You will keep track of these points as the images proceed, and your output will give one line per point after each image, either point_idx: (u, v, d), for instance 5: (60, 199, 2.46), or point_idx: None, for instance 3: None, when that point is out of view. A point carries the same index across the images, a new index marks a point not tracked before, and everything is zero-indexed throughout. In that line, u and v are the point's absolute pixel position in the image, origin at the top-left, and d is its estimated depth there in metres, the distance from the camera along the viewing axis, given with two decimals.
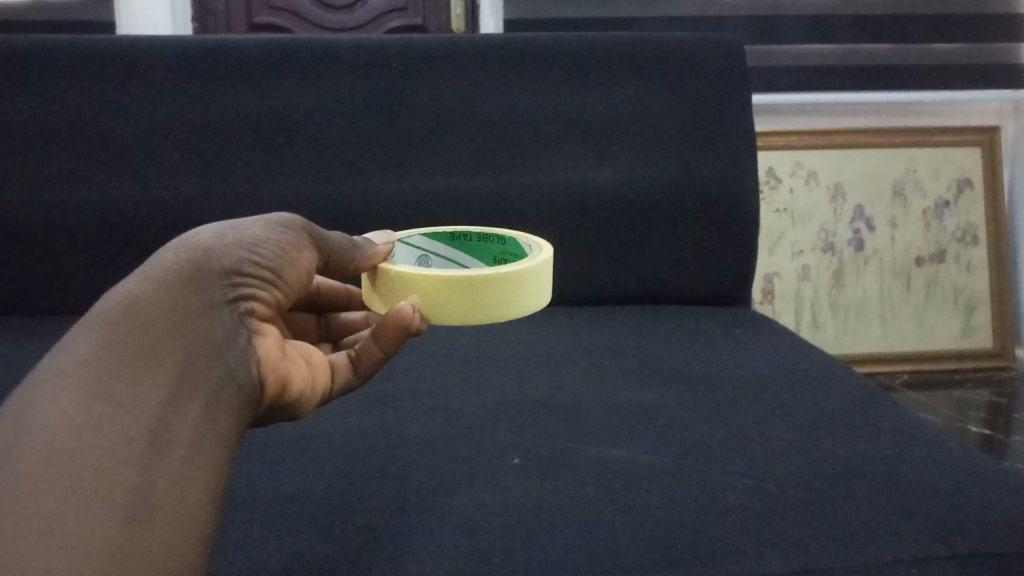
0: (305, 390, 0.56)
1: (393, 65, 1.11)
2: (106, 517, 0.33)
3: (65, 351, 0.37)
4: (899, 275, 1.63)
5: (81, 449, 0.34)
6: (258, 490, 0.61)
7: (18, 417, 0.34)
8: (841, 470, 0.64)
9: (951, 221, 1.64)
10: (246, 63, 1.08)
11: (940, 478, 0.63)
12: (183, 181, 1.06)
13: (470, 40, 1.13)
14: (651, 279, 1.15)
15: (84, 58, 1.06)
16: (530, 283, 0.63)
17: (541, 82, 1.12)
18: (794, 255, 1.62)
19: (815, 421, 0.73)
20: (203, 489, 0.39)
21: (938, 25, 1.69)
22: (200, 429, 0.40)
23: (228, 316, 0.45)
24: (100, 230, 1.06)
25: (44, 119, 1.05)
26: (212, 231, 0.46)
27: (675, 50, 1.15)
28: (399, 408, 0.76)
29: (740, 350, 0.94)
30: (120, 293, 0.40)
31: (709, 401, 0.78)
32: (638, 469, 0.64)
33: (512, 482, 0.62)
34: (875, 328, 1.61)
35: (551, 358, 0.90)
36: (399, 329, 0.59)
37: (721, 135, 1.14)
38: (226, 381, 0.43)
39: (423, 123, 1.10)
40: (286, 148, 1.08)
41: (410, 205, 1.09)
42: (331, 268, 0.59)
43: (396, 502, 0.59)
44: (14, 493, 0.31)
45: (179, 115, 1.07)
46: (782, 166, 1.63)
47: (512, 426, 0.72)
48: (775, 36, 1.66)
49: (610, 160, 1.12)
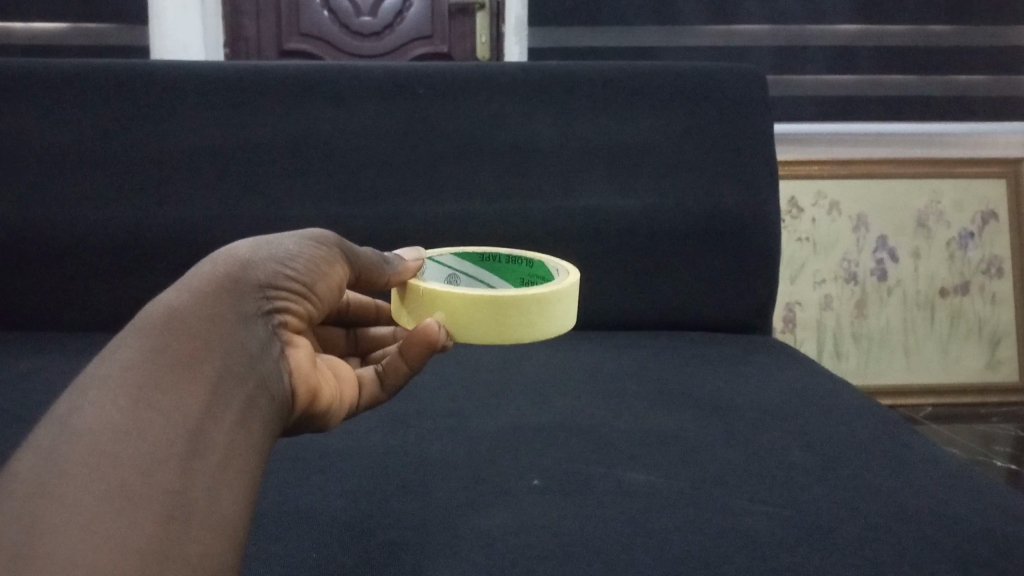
0: (334, 402, 0.57)
1: (419, 91, 1.13)
2: (149, 515, 0.34)
3: (108, 358, 0.39)
4: (923, 306, 1.62)
5: (124, 451, 0.35)
6: (281, 504, 0.61)
7: (62, 420, 0.35)
8: (860, 498, 0.64)
9: (975, 252, 1.63)
10: (277, 88, 1.11)
11: (964, 510, 0.62)
12: (212, 200, 1.09)
13: (495, 67, 1.15)
14: (672, 305, 1.15)
15: (121, 80, 1.09)
16: (557, 306, 0.64)
17: (566, 109, 1.14)
18: (816, 284, 1.62)
19: (837, 449, 0.73)
20: (236, 494, 0.40)
21: (961, 56, 1.69)
22: (235, 435, 0.41)
23: (262, 328, 0.47)
24: (130, 248, 1.08)
25: (80, 140, 1.08)
26: (248, 246, 0.48)
27: (698, 80, 1.16)
28: (420, 427, 0.77)
29: (761, 377, 0.94)
30: (161, 304, 0.42)
31: (731, 426, 0.78)
32: (657, 493, 0.64)
33: (532, 503, 0.62)
34: (898, 359, 1.60)
35: (573, 381, 0.90)
36: (425, 345, 0.60)
37: (743, 164, 1.15)
38: (259, 390, 0.45)
39: (448, 147, 1.12)
40: (313, 170, 1.10)
41: (435, 228, 1.11)
42: (361, 283, 0.60)
43: (415, 519, 0.60)
44: (60, 492, 0.32)
45: (210, 136, 1.09)
46: (805, 196, 1.63)
47: (534, 447, 0.72)
48: (797, 66, 1.68)
49: (632, 186, 1.13)
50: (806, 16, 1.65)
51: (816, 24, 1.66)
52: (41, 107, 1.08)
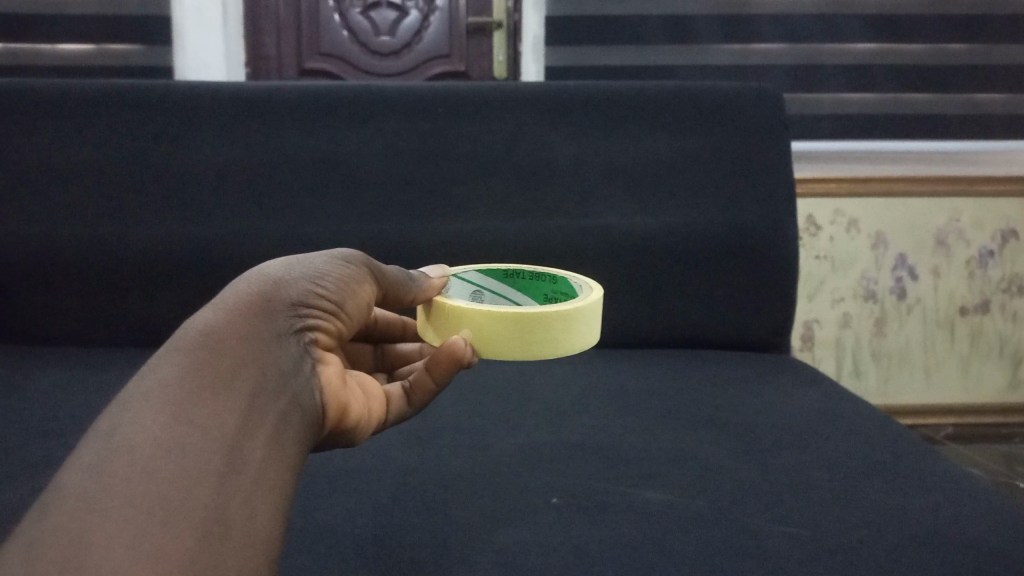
0: (362, 417, 0.58)
1: (437, 111, 1.14)
2: (189, 529, 0.35)
3: (147, 375, 0.40)
4: (943, 325, 1.61)
5: (166, 466, 0.36)
6: (307, 522, 0.62)
7: (106, 435, 0.36)
8: (880, 517, 0.63)
9: (996, 270, 1.60)
10: (299, 108, 1.12)
11: (986, 531, 0.62)
12: (233, 218, 1.10)
13: (514, 86, 1.16)
14: (691, 322, 1.15)
15: (148, 100, 1.11)
16: (581, 323, 0.65)
17: (584, 128, 1.15)
18: (834, 302, 1.61)
19: (858, 470, 0.72)
20: (270, 510, 0.41)
21: (982, 74, 1.69)
22: (269, 452, 0.42)
23: (293, 346, 0.48)
24: (155, 266, 1.09)
25: (109, 158, 1.10)
26: (281, 266, 0.50)
27: (714, 99, 1.17)
28: (439, 445, 0.77)
29: (780, 396, 0.93)
30: (198, 321, 0.43)
31: (750, 446, 0.78)
32: (676, 513, 0.64)
33: (551, 522, 0.62)
34: (918, 379, 1.62)
35: (593, 400, 0.90)
36: (452, 361, 0.61)
37: (761, 182, 1.16)
38: (291, 406, 0.46)
39: (467, 165, 1.13)
40: (334, 189, 1.12)
41: (455, 246, 1.12)
42: (388, 301, 0.61)
43: (436, 537, 0.60)
44: (106, 506, 0.33)
45: (233, 155, 1.11)
46: (822, 214, 1.60)
47: (553, 466, 0.72)
48: (815, 85, 1.68)
49: (649, 205, 1.14)
50: (823, 35, 1.66)
51: (834, 42, 1.66)
52: (69, 128, 1.10)
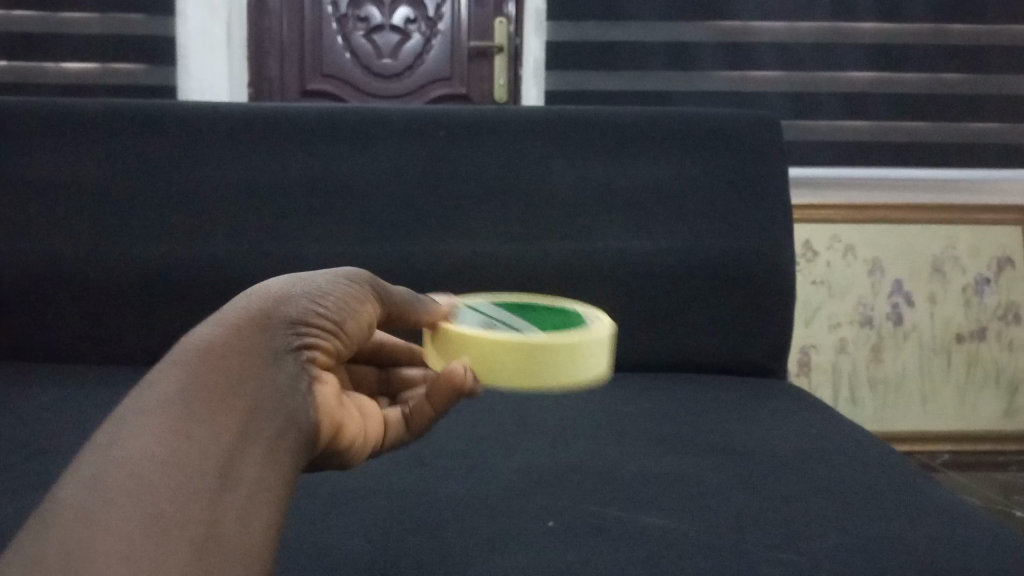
0: (358, 438, 0.58)
1: (438, 133, 1.15)
2: (181, 547, 0.35)
3: (145, 390, 0.40)
4: (940, 352, 1.61)
5: (162, 483, 0.36)
6: (303, 542, 0.62)
7: (104, 449, 0.36)
8: (876, 545, 0.63)
9: (992, 298, 1.61)
10: (301, 129, 1.14)
11: (980, 562, 0.62)
12: (233, 236, 1.11)
13: (515, 110, 1.18)
14: (689, 347, 1.15)
15: (151, 121, 1.13)
16: (584, 355, 0.65)
17: (583, 152, 1.16)
18: (831, 327, 1.61)
19: (854, 497, 0.72)
20: (263, 528, 0.41)
21: (976, 104, 1.71)
22: (263, 469, 0.42)
23: (291, 364, 0.48)
24: (154, 284, 1.10)
25: (111, 178, 1.11)
26: (283, 283, 0.50)
27: (711, 125, 1.18)
28: (435, 467, 0.77)
29: (777, 422, 0.93)
30: (197, 337, 0.43)
31: (746, 471, 0.78)
32: (669, 539, 0.63)
33: (546, 546, 0.62)
34: (915, 407, 1.60)
35: (590, 423, 0.90)
36: (452, 389, 0.60)
37: (758, 207, 1.16)
38: (286, 424, 0.46)
39: (467, 188, 1.14)
40: (334, 209, 1.12)
41: (453, 268, 1.12)
42: (391, 322, 0.62)
43: (431, 560, 0.60)
44: (103, 523, 0.33)
45: (234, 175, 1.12)
46: (819, 239, 1.63)
47: (550, 490, 0.72)
48: (811, 112, 1.70)
49: (647, 229, 1.14)
50: (821, 64, 1.68)
51: (831, 70, 1.68)
52: (72, 147, 1.11)
